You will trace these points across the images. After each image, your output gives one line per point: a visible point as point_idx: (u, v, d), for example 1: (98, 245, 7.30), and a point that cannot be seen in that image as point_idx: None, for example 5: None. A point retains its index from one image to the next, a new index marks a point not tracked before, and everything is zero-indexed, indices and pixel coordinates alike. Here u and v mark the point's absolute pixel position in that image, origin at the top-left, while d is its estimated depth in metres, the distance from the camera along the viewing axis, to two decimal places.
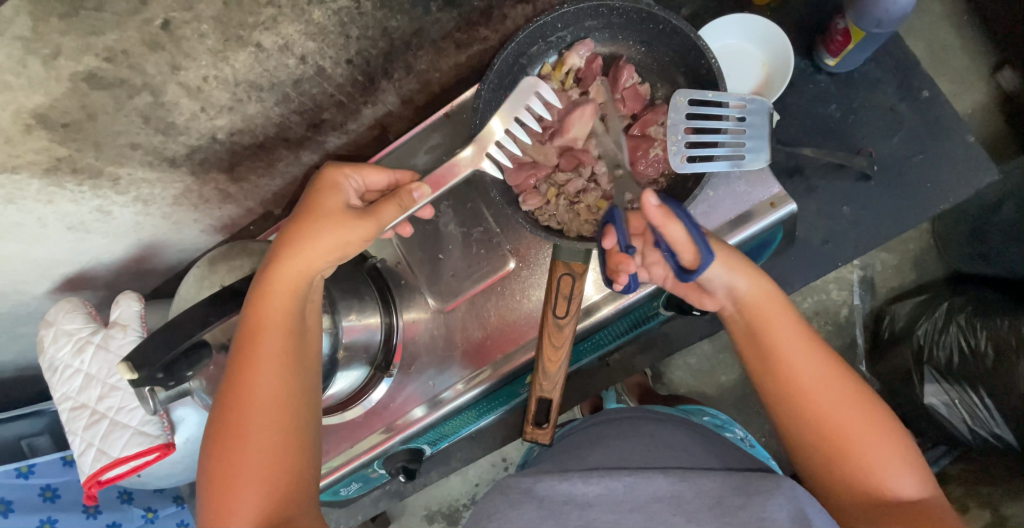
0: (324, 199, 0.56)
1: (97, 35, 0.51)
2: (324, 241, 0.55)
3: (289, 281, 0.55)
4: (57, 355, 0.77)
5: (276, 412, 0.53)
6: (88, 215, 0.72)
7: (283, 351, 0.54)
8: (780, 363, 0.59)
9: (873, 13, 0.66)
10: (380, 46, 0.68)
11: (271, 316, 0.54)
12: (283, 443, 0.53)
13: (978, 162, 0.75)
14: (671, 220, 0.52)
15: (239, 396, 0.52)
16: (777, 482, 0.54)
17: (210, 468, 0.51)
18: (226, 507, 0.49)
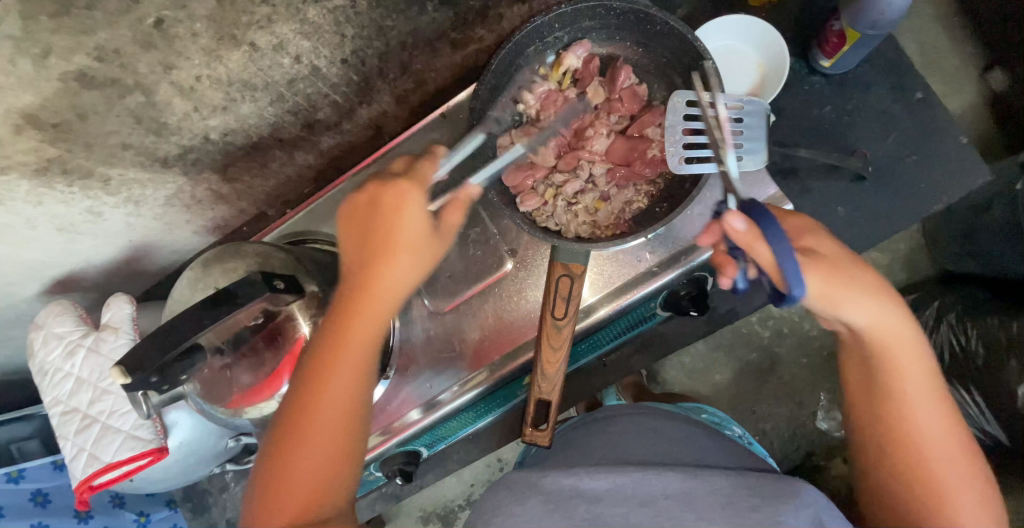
0: (407, 225, 0.53)
1: (88, 34, 0.50)
2: (407, 254, 0.53)
3: (368, 315, 0.53)
4: (48, 358, 0.76)
5: (339, 442, 0.52)
6: (78, 217, 0.71)
7: (356, 383, 0.53)
8: (895, 396, 0.56)
9: (868, 16, 0.66)
10: (376, 46, 0.68)
11: (349, 348, 0.52)
12: (342, 471, 0.52)
13: (971, 163, 0.76)
14: (756, 240, 0.51)
15: (305, 422, 0.51)
16: (797, 488, 0.55)
17: (266, 472, 0.51)
18: (278, 501, 0.50)
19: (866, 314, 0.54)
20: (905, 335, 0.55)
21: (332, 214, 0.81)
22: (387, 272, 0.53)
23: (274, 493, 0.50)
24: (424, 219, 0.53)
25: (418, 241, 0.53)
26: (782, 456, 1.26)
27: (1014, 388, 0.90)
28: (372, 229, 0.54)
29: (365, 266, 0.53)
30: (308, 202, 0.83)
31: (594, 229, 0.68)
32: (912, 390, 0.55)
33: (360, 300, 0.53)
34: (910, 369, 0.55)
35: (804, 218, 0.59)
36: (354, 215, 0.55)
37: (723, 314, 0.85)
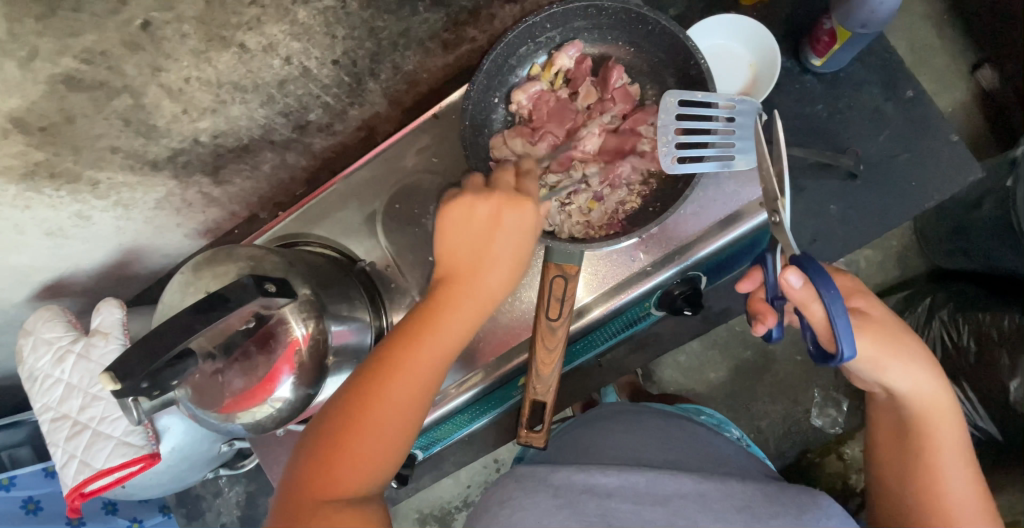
0: (519, 241, 0.54)
1: (75, 37, 0.50)
2: (503, 265, 0.55)
3: (459, 322, 0.54)
4: (37, 364, 0.75)
5: (396, 433, 0.51)
6: (67, 221, 0.70)
7: (428, 383, 0.53)
8: (926, 451, 0.60)
9: (859, 15, 0.66)
10: (367, 46, 0.67)
11: (433, 350, 0.52)
12: (387, 461, 0.52)
13: (962, 161, 0.76)
14: (812, 300, 0.53)
15: (370, 408, 0.50)
16: (816, 500, 0.57)
17: (324, 437, 0.51)
18: (332, 470, 0.49)
19: (910, 380, 0.60)
20: (942, 405, 0.60)
21: (324, 215, 0.80)
22: (484, 282, 0.54)
23: (321, 469, 0.50)
24: (531, 236, 0.55)
25: (516, 256, 0.55)
26: (778, 453, 1.27)
27: (1006, 382, 0.91)
28: (481, 233, 0.54)
29: (469, 263, 0.55)
30: (300, 204, 0.82)
31: (588, 229, 0.67)
32: (945, 440, 0.60)
33: (452, 306, 0.54)
34: (946, 427, 0.60)
35: (854, 280, 0.64)
36: (465, 211, 0.54)
37: (717, 313, 0.85)
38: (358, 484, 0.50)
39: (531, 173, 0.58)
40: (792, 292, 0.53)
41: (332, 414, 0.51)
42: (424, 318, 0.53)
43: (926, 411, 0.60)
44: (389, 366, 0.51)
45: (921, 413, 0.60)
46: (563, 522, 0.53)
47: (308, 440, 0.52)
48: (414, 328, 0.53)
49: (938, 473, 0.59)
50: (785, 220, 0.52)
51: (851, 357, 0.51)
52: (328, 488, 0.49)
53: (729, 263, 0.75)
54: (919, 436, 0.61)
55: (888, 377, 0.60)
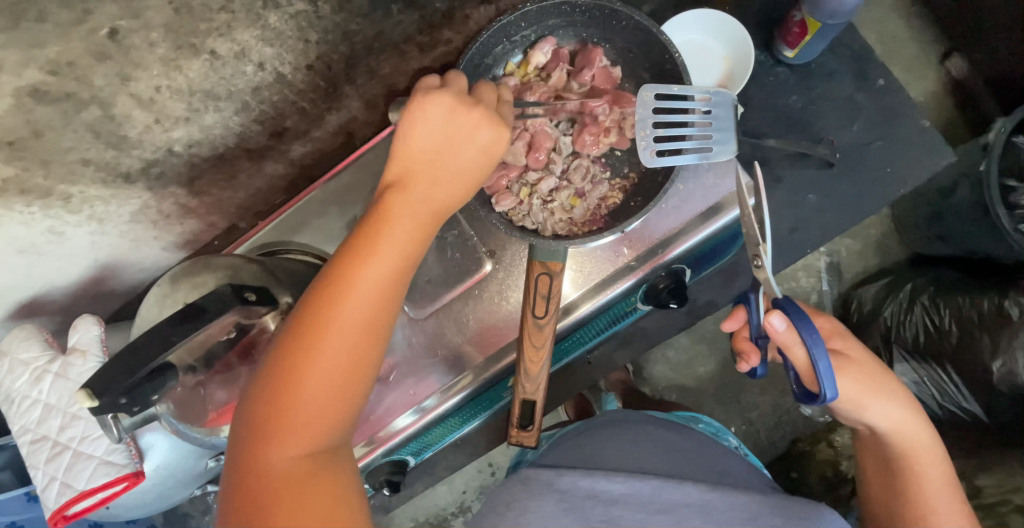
0: (485, 163, 0.52)
1: (39, 48, 0.49)
2: (443, 189, 0.51)
3: (402, 252, 0.49)
4: (14, 385, 0.73)
5: (350, 379, 0.47)
6: (39, 238, 0.69)
7: (376, 318, 0.47)
8: (915, 490, 0.61)
9: (828, 6, 0.67)
10: (341, 51, 0.67)
11: (376, 283, 0.47)
12: (343, 405, 0.47)
13: (933, 147, 0.77)
14: (796, 344, 0.56)
15: (315, 348, 0.46)
16: (818, 513, 0.57)
17: (268, 388, 0.46)
18: (281, 425, 0.46)
19: (886, 415, 0.63)
20: (924, 441, 0.62)
21: (304, 223, 0.80)
22: (431, 204, 0.51)
23: (268, 421, 0.46)
24: (485, 154, 0.52)
25: (476, 174, 0.53)
26: (769, 443, 1.29)
27: (989, 363, 0.94)
28: (425, 152, 0.52)
29: (412, 185, 0.51)
30: (280, 213, 0.81)
31: (571, 226, 0.67)
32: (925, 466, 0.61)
33: (390, 232, 0.49)
34: (925, 454, 0.62)
35: (833, 322, 0.71)
36: (433, 117, 0.51)
37: (701, 305, 0.86)
38: (319, 437, 0.47)
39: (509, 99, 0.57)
40: (777, 335, 0.57)
41: (274, 369, 0.46)
42: (366, 249, 0.48)
43: (909, 447, 0.62)
44: (329, 309, 0.46)
45: (906, 447, 0.63)
46: (569, 524, 0.54)
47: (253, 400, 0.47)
48: (353, 261, 0.47)
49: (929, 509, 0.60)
50: (768, 265, 0.54)
51: (833, 398, 0.54)
52: (277, 445, 0.45)
53: (713, 253, 0.75)
54: (906, 473, 0.62)
55: (870, 411, 0.63)
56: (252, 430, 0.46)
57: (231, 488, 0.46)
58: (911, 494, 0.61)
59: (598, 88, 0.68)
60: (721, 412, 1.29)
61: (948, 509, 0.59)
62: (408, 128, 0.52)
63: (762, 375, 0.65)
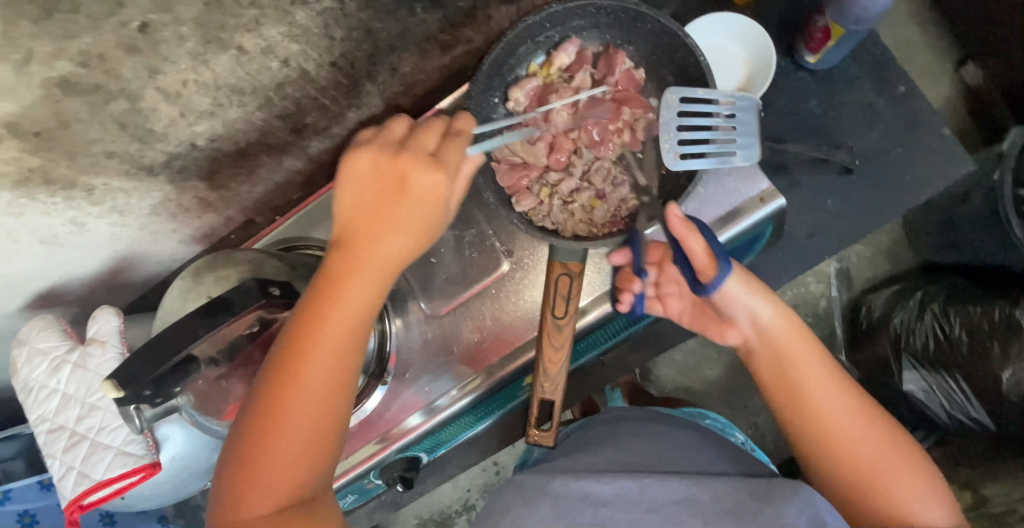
0: (424, 212, 0.51)
1: (71, 39, 0.49)
2: (392, 243, 0.51)
3: (356, 306, 0.50)
4: (32, 375, 0.74)
5: (315, 439, 0.49)
6: (61, 228, 0.69)
7: (336, 371, 0.50)
8: (804, 392, 0.64)
9: (854, 11, 0.67)
10: (365, 48, 0.67)
11: (322, 345, 0.49)
12: (314, 457, 0.50)
13: (953, 155, 0.77)
14: (692, 230, 0.56)
15: (279, 408, 0.48)
16: (794, 489, 0.56)
17: (239, 449, 0.49)
18: (253, 484, 0.48)
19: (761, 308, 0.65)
20: (784, 325, 0.65)
21: (321, 218, 0.80)
22: (381, 256, 0.51)
23: (240, 480, 0.48)
24: (435, 201, 0.50)
25: (427, 224, 0.52)
26: (775, 449, 1.28)
27: (998, 372, 0.93)
28: (372, 205, 0.51)
29: (359, 241, 0.51)
30: (299, 208, 0.82)
31: (592, 228, 0.67)
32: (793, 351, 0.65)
33: (343, 290, 0.50)
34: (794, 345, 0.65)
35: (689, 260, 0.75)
36: (364, 177, 0.52)
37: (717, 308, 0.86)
38: (292, 489, 0.49)
39: (462, 133, 0.54)
40: (674, 223, 0.56)
41: (240, 435, 0.49)
42: (319, 307, 0.50)
43: (784, 346, 0.65)
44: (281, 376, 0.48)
45: (782, 347, 0.65)
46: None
47: (225, 463, 0.50)
48: (308, 320, 0.49)
49: (805, 391, 0.64)
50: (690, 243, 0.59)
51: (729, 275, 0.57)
52: (252, 502, 0.48)
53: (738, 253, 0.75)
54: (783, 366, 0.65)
55: (732, 311, 0.66)
56: (229, 487, 0.49)
57: None
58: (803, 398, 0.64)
59: (622, 91, 0.68)
60: (728, 416, 1.29)
61: (838, 406, 0.63)
62: (349, 186, 0.52)
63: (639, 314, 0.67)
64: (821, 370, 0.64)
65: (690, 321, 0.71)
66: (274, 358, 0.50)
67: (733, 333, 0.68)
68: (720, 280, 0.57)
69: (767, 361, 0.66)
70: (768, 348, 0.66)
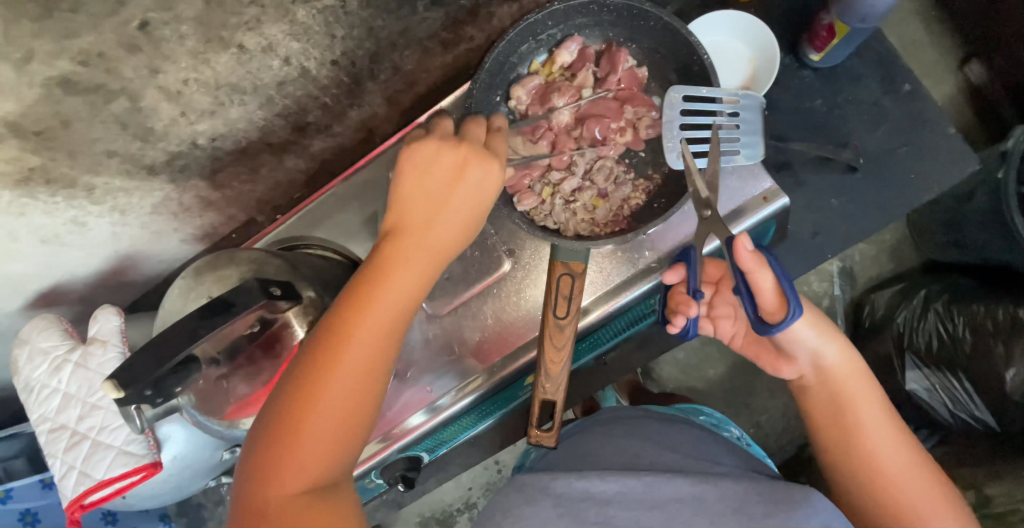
0: (482, 197, 0.52)
1: (71, 38, 0.49)
2: (448, 223, 0.52)
3: (409, 282, 0.50)
4: (34, 375, 0.74)
5: (352, 419, 0.47)
6: (62, 228, 0.69)
7: (384, 347, 0.49)
8: (857, 438, 0.63)
9: (859, 9, 0.67)
10: (367, 46, 0.67)
11: (374, 319, 0.48)
12: (348, 439, 0.48)
13: (959, 154, 0.77)
14: (763, 266, 0.55)
15: (323, 380, 0.46)
16: (805, 494, 0.55)
17: (273, 422, 0.46)
18: (285, 460, 0.45)
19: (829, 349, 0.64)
20: (849, 368, 0.65)
21: (323, 218, 0.80)
22: (437, 234, 0.51)
23: (272, 456, 0.46)
24: (492, 190, 0.52)
25: (481, 209, 0.53)
26: (778, 448, 1.28)
27: (1002, 372, 0.92)
28: (431, 185, 0.52)
29: (416, 219, 0.52)
30: (300, 207, 0.81)
31: (593, 227, 0.67)
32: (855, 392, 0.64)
33: (398, 265, 0.50)
34: (856, 388, 0.65)
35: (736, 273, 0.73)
36: (427, 158, 0.52)
37: None
38: (323, 472, 0.47)
39: (503, 129, 0.56)
40: (744, 258, 0.54)
41: (273, 409, 0.47)
42: (374, 279, 0.49)
43: (843, 392, 0.65)
44: (329, 348, 0.47)
45: (841, 391, 0.65)
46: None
47: (253, 439, 0.47)
48: (362, 292, 0.49)
49: (860, 434, 0.63)
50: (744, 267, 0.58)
51: (801, 314, 0.54)
52: (281, 480, 0.45)
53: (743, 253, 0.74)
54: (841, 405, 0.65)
55: (794, 350, 0.66)
56: (256, 465, 0.46)
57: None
58: (854, 445, 0.63)
59: (625, 90, 0.68)
60: (730, 415, 1.29)
61: (893, 455, 0.61)
62: (409, 165, 0.53)
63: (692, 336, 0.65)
64: (880, 417, 0.64)
65: (740, 346, 0.72)
66: (321, 329, 0.48)
67: (789, 368, 0.68)
68: (791, 322, 0.55)
69: (822, 402, 0.66)
70: (825, 389, 0.66)
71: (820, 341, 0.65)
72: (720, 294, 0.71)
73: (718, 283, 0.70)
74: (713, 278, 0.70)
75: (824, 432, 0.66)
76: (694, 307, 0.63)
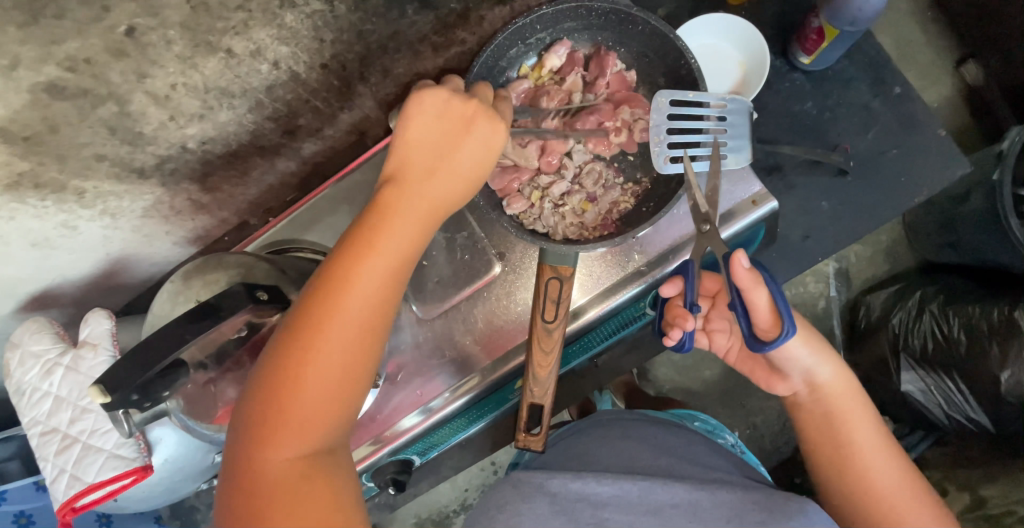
0: (483, 156, 0.52)
1: (57, 44, 0.49)
2: (447, 179, 0.51)
3: (406, 237, 0.48)
4: (25, 378, 0.74)
5: (347, 381, 0.46)
6: (53, 231, 0.69)
7: (381, 304, 0.47)
8: (849, 456, 0.63)
9: (847, 13, 0.67)
10: (356, 50, 0.67)
11: (368, 277, 0.46)
12: (345, 400, 0.47)
13: (950, 157, 0.77)
14: (759, 285, 0.55)
15: (317, 334, 0.45)
16: (802, 506, 0.56)
17: (267, 377, 0.45)
18: (281, 417, 0.45)
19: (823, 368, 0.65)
20: (841, 386, 0.66)
21: (314, 221, 0.80)
22: (436, 189, 0.50)
23: (266, 413, 0.45)
24: (494, 151, 0.52)
25: (481, 168, 0.52)
26: (773, 449, 1.28)
27: (997, 373, 0.91)
28: (434, 140, 0.51)
29: (416, 173, 0.50)
30: (291, 210, 0.82)
31: (582, 230, 0.67)
32: (848, 409, 0.65)
33: (396, 217, 0.48)
34: (850, 407, 0.65)
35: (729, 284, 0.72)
36: (432, 115, 0.52)
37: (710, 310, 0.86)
38: (317, 436, 0.46)
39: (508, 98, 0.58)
40: (740, 275, 0.55)
41: (266, 369, 0.46)
42: (370, 232, 0.47)
43: (837, 411, 0.65)
44: (321, 307, 0.45)
45: (835, 410, 0.65)
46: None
47: (246, 397, 0.46)
48: (358, 244, 0.47)
49: (853, 451, 0.63)
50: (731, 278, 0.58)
51: (794, 333, 0.55)
52: (278, 439, 0.45)
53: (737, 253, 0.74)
54: (835, 423, 0.65)
55: (788, 368, 0.66)
56: (251, 422, 0.45)
57: (230, 485, 0.45)
58: (847, 466, 0.63)
59: (614, 94, 0.68)
60: (725, 416, 1.29)
61: (886, 474, 0.61)
62: (411, 118, 0.52)
63: (687, 350, 0.63)
64: (876, 435, 0.64)
65: (735, 360, 0.72)
66: (317, 281, 0.46)
67: (782, 385, 0.68)
68: (785, 341, 0.56)
69: (816, 421, 0.66)
70: (819, 406, 0.66)
71: (813, 358, 0.65)
72: (716, 309, 0.69)
73: (716, 297, 0.68)
74: (710, 292, 0.69)
75: (818, 452, 0.66)
76: (690, 320, 0.60)
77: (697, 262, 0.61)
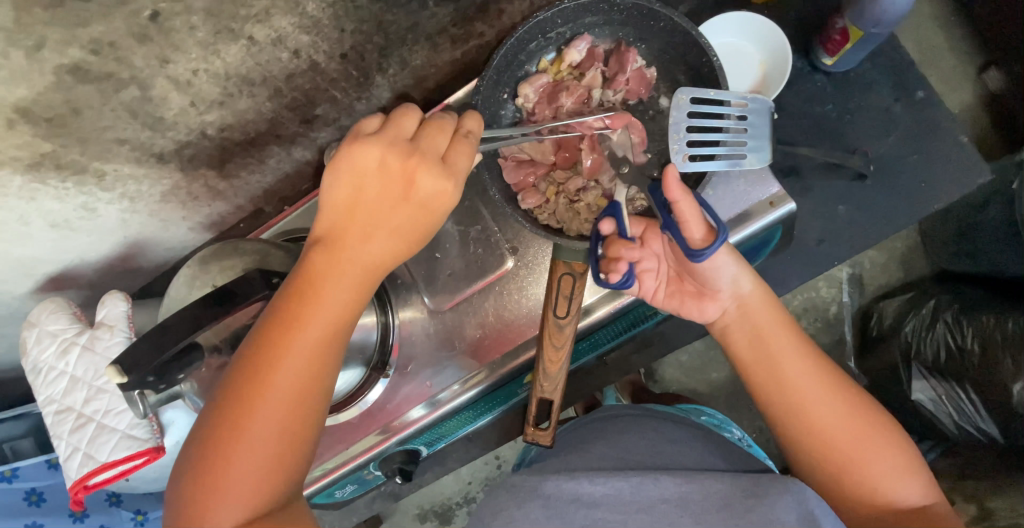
0: (421, 217, 0.52)
1: (83, 27, 0.49)
2: (380, 246, 0.52)
3: (338, 305, 0.52)
4: (42, 356, 0.75)
5: (282, 448, 0.51)
6: (72, 213, 0.70)
7: (314, 368, 0.51)
8: (776, 371, 0.64)
9: (871, 14, 0.66)
10: (375, 41, 0.67)
11: (298, 350, 0.50)
12: (286, 460, 0.51)
13: (971, 163, 0.76)
14: (687, 194, 0.55)
15: (251, 405, 0.49)
16: (786, 483, 0.54)
17: (208, 444, 0.49)
18: (221, 483, 0.49)
19: (743, 277, 0.64)
20: (759, 295, 0.65)
21: None
22: (369, 255, 0.52)
23: (207, 478, 0.49)
24: (436, 213, 0.53)
25: (419, 230, 0.53)
26: (778, 453, 1.28)
27: (1009, 385, 0.90)
28: (368, 205, 0.52)
29: (349, 242, 0.52)
30: (306, 199, 0.82)
31: None
32: (764, 322, 0.64)
33: (327, 287, 0.51)
34: (768, 320, 0.65)
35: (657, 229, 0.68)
36: (368, 172, 0.51)
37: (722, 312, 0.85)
38: (259, 499, 0.50)
39: (473, 135, 0.53)
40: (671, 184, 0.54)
41: (207, 435, 0.50)
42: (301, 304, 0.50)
43: (762, 324, 0.65)
44: (254, 380, 0.49)
45: (758, 322, 0.65)
46: None
47: (189, 460, 0.50)
48: (290, 318, 0.50)
49: (778, 366, 0.64)
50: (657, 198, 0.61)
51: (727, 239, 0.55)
52: (220, 503, 0.48)
53: (756, 252, 0.74)
54: (760, 342, 0.65)
55: (716, 282, 0.64)
56: (193, 486, 0.49)
57: None
58: (782, 386, 0.63)
59: (630, 91, 0.68)
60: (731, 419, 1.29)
61: (810, 384, 0.62)
62: (343, 177, 0.52)
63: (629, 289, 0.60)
64: (793, 342, 0.64)
65: (662, 303, 0.66)
66: (254, 352, 0.50)
67: (712, 305, 0.65)
68: (719, 247, 0.55)
69: (744, 339, 0.65)
70: (746, 320, 0.65)
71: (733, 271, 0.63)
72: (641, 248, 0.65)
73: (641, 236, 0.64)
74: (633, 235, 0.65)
75: (753, 374, 0.65)
76: (633, 252, 0.59)
77: (621, 201, 0.61)
